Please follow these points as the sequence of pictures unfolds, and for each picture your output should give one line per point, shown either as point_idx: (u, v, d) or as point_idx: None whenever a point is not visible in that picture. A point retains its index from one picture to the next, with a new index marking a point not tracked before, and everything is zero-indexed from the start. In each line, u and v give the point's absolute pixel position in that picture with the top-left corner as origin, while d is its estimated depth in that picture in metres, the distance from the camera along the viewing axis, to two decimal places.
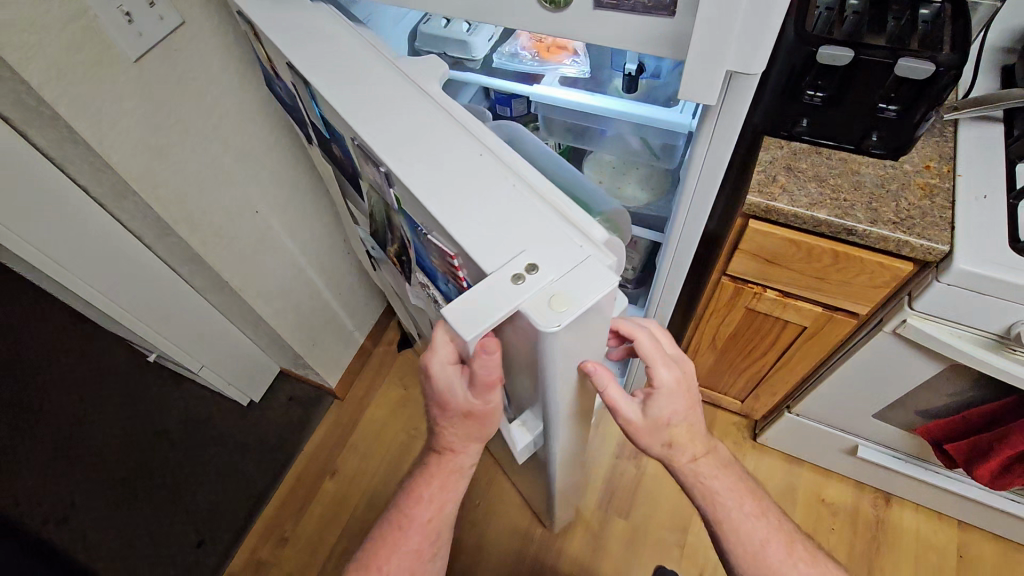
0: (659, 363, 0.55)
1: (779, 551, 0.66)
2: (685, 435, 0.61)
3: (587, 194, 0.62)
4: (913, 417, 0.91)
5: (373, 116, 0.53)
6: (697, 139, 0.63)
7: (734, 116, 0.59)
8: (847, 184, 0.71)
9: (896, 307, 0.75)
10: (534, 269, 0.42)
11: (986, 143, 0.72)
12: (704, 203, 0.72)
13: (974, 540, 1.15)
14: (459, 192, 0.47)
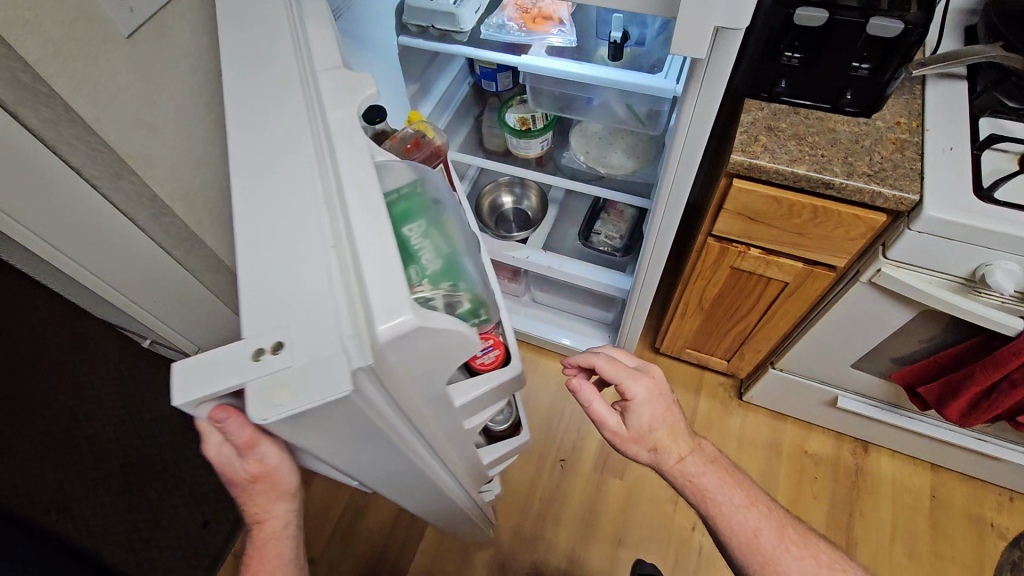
0: (625, 377, 0.66)
1: (770, 538, 0.69)
2: (670, 436, 0.69)
3: (462, 266, 0.53)
4: (888, 364, 0.97)
5: (255, 106, 0.43)
6: (686, 93, 0.67)
7: (720, 70, 0.62)
8: (825, 141, 0.74)
9: (871, 258, 0.79)
10: (278, 347, 0.32)
11: (952, 99, 0.77)
12: (692, 160, 0.76)
13: (946, 481, 1.22)
14: (268, 229, 0.36)
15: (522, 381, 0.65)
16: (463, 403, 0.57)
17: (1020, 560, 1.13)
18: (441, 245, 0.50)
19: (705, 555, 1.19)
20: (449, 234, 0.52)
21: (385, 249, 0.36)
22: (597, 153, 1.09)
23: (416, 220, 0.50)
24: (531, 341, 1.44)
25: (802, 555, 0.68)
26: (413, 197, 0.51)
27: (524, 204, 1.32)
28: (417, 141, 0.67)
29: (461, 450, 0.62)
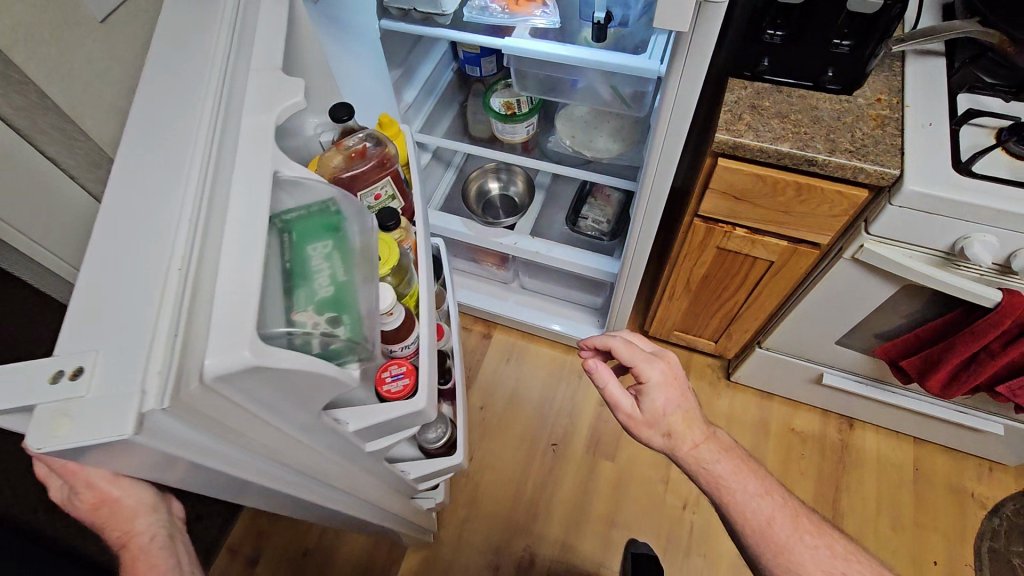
0: (641, 361, 0.72)
1: (784, 527, 0.68)
2: (685, 422, 0.72)
3: (356, 297, 0.49)
4: (872, 340, 0.99)
5: (164, 105, 0.43)
6: (670, 71, 0.66)
7: (703, 45, 0.62)
8: (807, 118, 0.75)
9: (854, 235, 0.81)
10: (76, 373, 0.31)
11: (930, 75, 0.78)
12: (677, 137, 0.75)
13: (928, 454, 1.25)
14: (119, 243, 0.36)
15: (424, 418, 0.62)
16: (356, 430, 0.56)
17: (999, 528, 1.17)
18: (340, 274, 0.49)
19: (696, 533, 1.21)
20: (354, 266, 0.51)
21: (231, 294, 0.37)
22: (582, 137, 1.09)
23: (325, 243, 0.49)
24: (520, 327, 1.45)
25: (815, 545, 0.67)
26: (330, 218, 0.50)
27: (511, 189, 1.33)
28: (363, 151, 0.67)
29: (358, 472, 0.62)
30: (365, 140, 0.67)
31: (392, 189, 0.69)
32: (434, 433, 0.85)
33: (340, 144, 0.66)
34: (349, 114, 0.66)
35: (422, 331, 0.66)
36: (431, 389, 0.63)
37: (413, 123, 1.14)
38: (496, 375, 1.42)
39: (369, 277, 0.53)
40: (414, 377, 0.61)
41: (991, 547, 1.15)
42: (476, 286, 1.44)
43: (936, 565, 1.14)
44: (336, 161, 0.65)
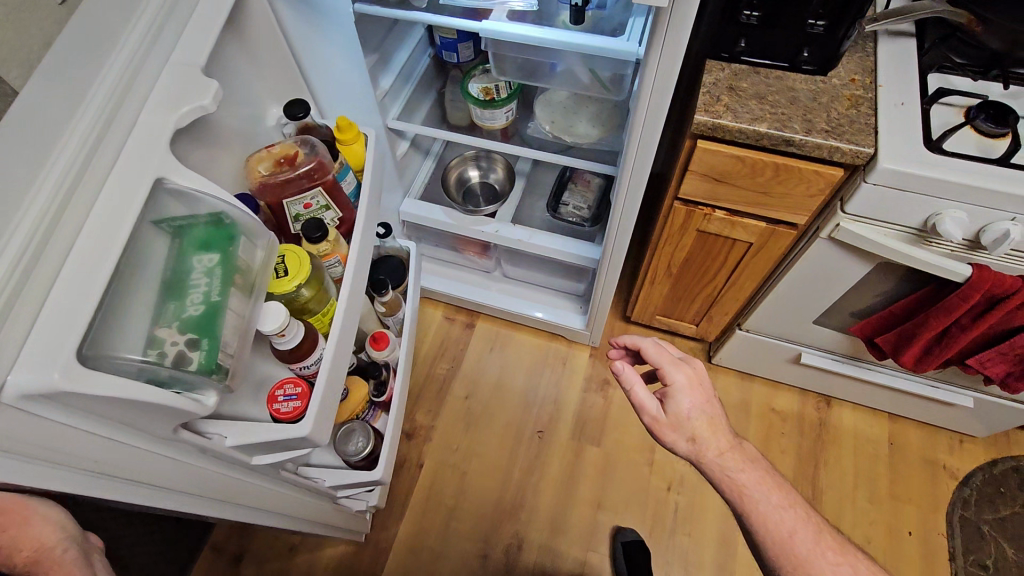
0: (671, 366, 0.76)
1: (806, 540, 0.71)
2: (711, 430, 0.74)
3: (224, 321, 0.52)
4: (848, 318, 1.01)
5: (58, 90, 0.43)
6: (647, 58, 0.67)
7: (681, 26, 0.62)
8: (784, 99, 0.76)
9: (830, 214, 0.82)
10: None
11: (902, 55, 0.79)
12: (656, 119, 0.75)
13: (902, 429, 1.29)
14: None
15: (310, 442, 0.59)
16: (232, 446, 0.55)
17: (970, 497, 1.21)
18: (215, 294, 0.51)
19: (681, 512, 1.23)
20: (233, 287, 0.54)
21: (58, 319, 0.38)
22: (562, 122, 1.09)
23: (209, 258, 0.52)
24: (503, 316, 1.45)
25: (837, 561, 0.70)
26: (221, 234, 0.54)
27: (490, 177, 1.32)
28: (293, 158, 0.63)
29: (240, 481, 0.60)
30: (299, 145, 0.64)
31: (324, 200, 0.64)
32: (355, 443, 0.82)
33: (271, 148, 0.63)
34: (305, 113, 0.66)
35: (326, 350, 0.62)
36: (325, 419, 0.60)
37: (389, 110, 1.12)
38: (480, 363, 1.41)
39: (247, 296, 0.56)
40: (307, 402, 0.59)
41: (962, 515, 1.19)
42: (456, 275, 1.43)
43: (911, 535, 1.18)
44: (263, 166, 0.63)
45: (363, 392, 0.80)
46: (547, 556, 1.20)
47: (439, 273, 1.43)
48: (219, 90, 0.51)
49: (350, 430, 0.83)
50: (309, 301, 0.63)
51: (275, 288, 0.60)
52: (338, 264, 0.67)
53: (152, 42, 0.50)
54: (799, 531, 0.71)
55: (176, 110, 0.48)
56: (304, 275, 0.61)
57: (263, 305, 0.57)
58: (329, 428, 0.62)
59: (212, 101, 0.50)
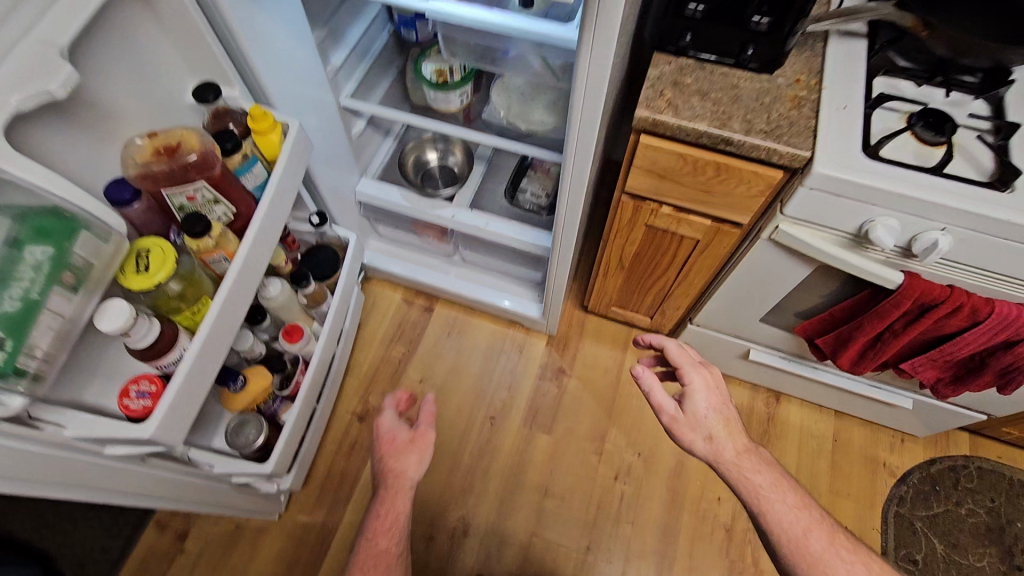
0: (691, 370, 0.86)
1: (821, 540, 0.79)
2: (726, 431, 0.84)
3: (40, 321, 0.49)
4: (792, 318, 1.02)
5: None
6: (580, 50, 0.65)
7: (611, 18, 0.60)
8: (726, 97, 0.75)
9: (771, 216, 0.81)
10: None
11: (850, 57, 0.78)
12: (594, 112, 0.74)
13: (846, 426, 1.31)
14: None
15: (163, 442, 0.58)
16: (71, 437, 0.54)
17: (906, 495, 1.24)
18: (36, 292, 0.49)
19: (626, 502, 1.24)
20: (60, 286, 0.51)
21: None
22: (518, 109, 1.07)
23: (41, 252, 0.50)
24: (461, 301, 1.44)
25: (851, 559, 0.78)
26: (62, 229, 0.51)
27: (449, 160, 1.30)
28: (172, 149, 0.60)
29: (91, 470, 0.59)
30: (181, 137, 0.61)
31: (210, 193, 0.62)
32: (246, 437, 0.83)
33: (153, 137, 0.60)
34: (217, 96, 0.67)
35: (191, 348, 0.59)
36: (177, 422, 0.59)
37: (342, 89, 1.09)
38: (436, 348, 1.41)
39: (72, 296, 0.53)
40: (158, 402, 0.58)
41: (897, 511, 1.22)
42: (415, 258, 1.42)
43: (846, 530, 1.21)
44: (139, 153, 0.60)
45: (266, 381, 0.83)
46: (492, 541, 1.22)
47: (394, 256, 1.42)
48: (73, 74, 0.47)
49: (245, 422, 0.84)
50: (185, 296, 0.61)
51: (130, 285, 0.56)
52: (225, 261, 0.65)
53: (17, 7, 0.46)
54: (810, 525, 0.80)
55: (14, 92, 0.44)
56: (168, 271, 0.57)
57: (103, 304, 0.55)
58: (185, 429, 0.60)
59: (60, 87, 0.46)
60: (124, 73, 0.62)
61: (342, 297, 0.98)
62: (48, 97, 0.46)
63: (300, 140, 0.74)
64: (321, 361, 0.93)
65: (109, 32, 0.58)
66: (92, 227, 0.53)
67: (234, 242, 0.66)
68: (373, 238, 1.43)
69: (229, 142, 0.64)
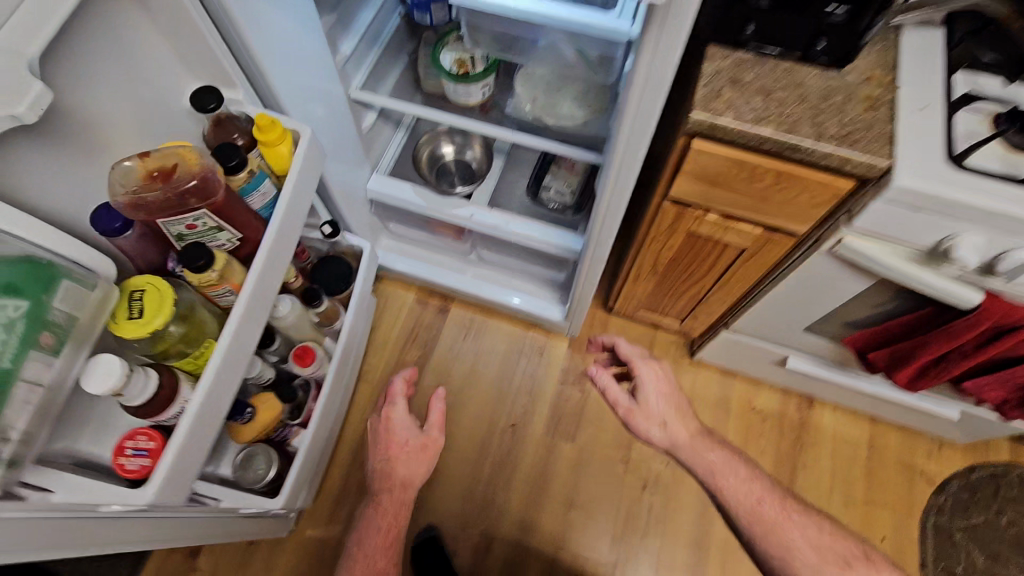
0: (639, 363, 0.96)
1: (772, 507, 0.87)
2: (677, 416, 0.93)
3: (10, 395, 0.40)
4: (841, 329, 0.95)
5: None
6: (637, 59, 0.56)
7: (679, 24, 0.51)
8: (792, 97, 0.66)
9: (832, 227, 0.74)
10: None
11: (926, 49, 0.69)
12: (645, 129, 0.65)
13: (883, 432, 1.26)
14: None
15: (164, 502, 0.52)
16: (63, 502, 0.47)
17: (945, 504, 1.19)
18: (8, 360, 0.39)
19: (654, 513, 1.20)
20: (35, 350, 0.42)
21: None
22: (544, 101, 0.98)
23: (13, 307, 0.40)
24: (477, 302, 1.37)
25: (802, 523, 0.86)
26: (39, 277, 0.42)
27: (467, 154, 1.20)
28: (167, 173, 0.51)
29: (90, 531, 0.53)
30: (177, 158, 0.52)
31: (213, 222, 0.54)
32: (256, 471, 0.79)
33: (145, 157, 0.51)
34: (217, 102, 0.59)
35: (193, 398, 0.53)
36: (178, 482, 0.53)
37: (351, 79, 1.00)
38: (453, 350, 1.35)
39: (53, 360, 0.43)
40: (157, 461, 0.52)
41: (936, 522, 1.18)
42: (429, 257, 1.34)
43: (883, 541, 1.17)
44: (130, 179, 0.51)
45: (274, 413, 0.77)
46: (516, 554, 1.18)
47: (406, 255, 1.35)
48: (44, 91, 0.40)
49: (252, 455, 0.80)
50: (190, 337, 0.54)
51: (122, 331, 0.48)
52: (231, 293, 0.58)
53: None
54: (765, 500, 0.88)
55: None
56: (168, 317, 0.49)
57: (91, 360, 0.46)
58: (188, 484, 0.54)
59: (29, 110, 0.39)
60: (106, 81, 0.54)
61: (355, 311, 0.92)
62: (14, 122, 0.40)
63: (313, 150, 0.66)
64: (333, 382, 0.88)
65: (83, 37, 0.50)
66: (70, 273, 0.44)
67: (239, 272, 0.58)
68: (384, 236, 1.34)
69: (233, 159, 0.56)
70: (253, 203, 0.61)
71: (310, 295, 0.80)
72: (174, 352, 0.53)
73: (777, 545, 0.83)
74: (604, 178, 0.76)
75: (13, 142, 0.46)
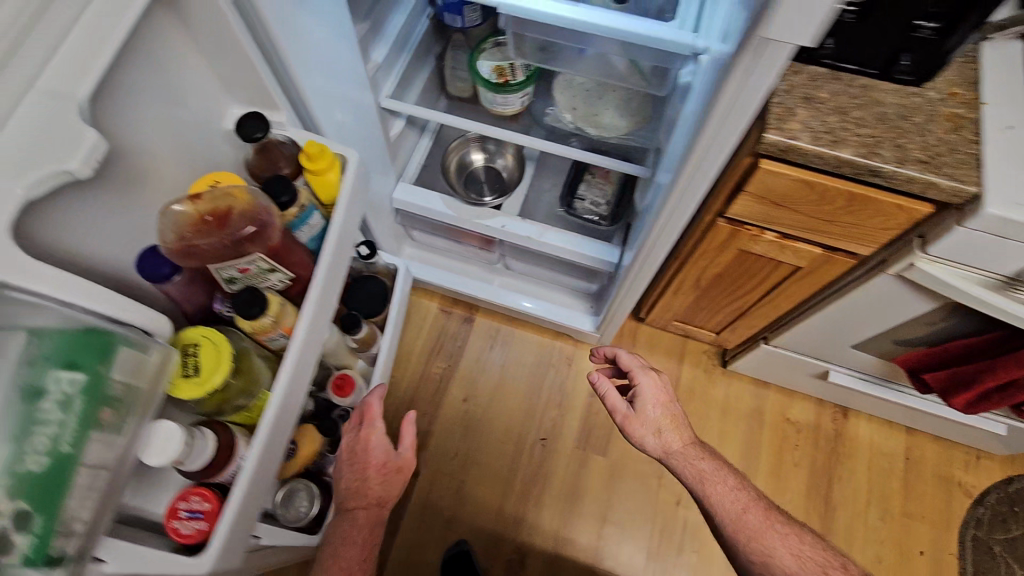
0: (639, 372, 0.98)
1: (756, 518, 0.88)
2: (671, 425, 0.95)
3: (71, 480, 0.38)
4: (892, 347, 0.92)
5: None
6: (718, 92, 0.52)
7: (771, 61, 0.48)
8: (870, 115, 0.62)
9: (903, 250, 0.70)
10: None
11: (1009, 64, 0.66)
12: (715, 158, 0.61)
13: (919, 443, 1.24)
14: None
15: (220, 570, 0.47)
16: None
17: (984, 517, 1.18)
18: (66, 442, 0.38)
19: (689, 529, 1.18)
20: (96, 427, 0.40)
21: None
22: (584, 111, 0.93)
23: (72, 383, 0.39)
24: (504, 312, 1.34)
25: (785, 534, 0.87)
26: (99, 348, 0.40)
27: (498, 162, 1.18)
28: (221, 217, 0.48)
29: None
30: (229, 199, 0.48)
31: (266, 264, 0.50)
32: (297, 508, 0.75)
33: (196, 199, 0.47)
34: (265, 130, 0.54)
35: (248, 457, 0.49)
36: (234, 546, 0.49)
37: (382, 88, 0.95)
38: (479, 361, 1.32)
39: (117, 434, 0.42)
40: (213, 523, 0.48)
41: (975, 535, 1.16)
42: (455, 266, 1.30)
43: (922, 555, 1.15)
44: (181, 223, 0.47)
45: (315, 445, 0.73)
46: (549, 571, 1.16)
47: (430, 264, 1.30)
48: (99, 139, 0.37)
49: (293, 491, 0.76)
50: (240, 387, 0.51)
51: (182, 392, 0.47)
52: (283, 336, 0.54)
53: (14, 50, 0.34)
54: (750, 509, 0.89)
55: (27, 173, 0.34)
56: (225, 371, 0.48)
57: (153, 427, 0.45)
58: (244, 547, 0.51)
59: (83, 164, 0.36)
60: (141, 109, 0.48)
61: (392, 333, 0.88)
62: (66, 177, 0.36)
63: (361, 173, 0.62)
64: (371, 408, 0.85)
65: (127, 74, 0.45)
66: (132, 337, 0.42)
67: (291, 314, 0.55)
68: (407, 244, 1.30)
69: (285, 195, 0.53)
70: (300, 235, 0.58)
71: (349, 321, 0.76)
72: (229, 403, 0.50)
73: (759, 551, 0.85)
74: (664, 199, 0.71)
75: (59, 193, 0.42)
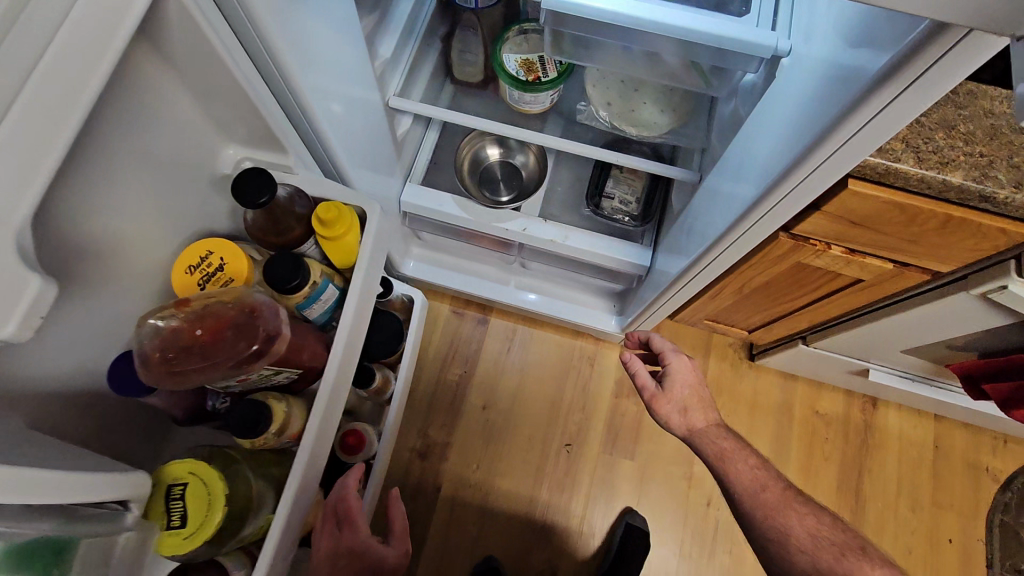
0: (670, 352, 0.94)
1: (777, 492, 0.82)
2: (698, 405, 0.91)
3: None
4: (948, 353, 0.87)
5: None
6: (843, 126, 0.45)
7: (918, 101, 0.40)
8: (981, 129, 0.53)
9: (990, 273, 0.64)
10: None
11: None
12: (817, 185, 0.55)
13: (947, 430, 1.22)
14: None
15: None
16: None
17: (1011, 501, 1.18)
18: None
19: (721, 530, 1.16)
20: None
21: None
22: (620, 106, 0.83)
23: None
24: (520, 313, 1.27)
25: (804, 513, 0.79)
26: (57, 554, 0.44)
27: (515, 159, 1.08)
28: (214, 334, 0.52)
29: None
30: (217, 317, 0.52)
31: (269, 370, 0.54)
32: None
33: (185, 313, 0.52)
34: (269, 196, 0.53)
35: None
36: None
37: (388, 85, 0.83)
38: (497, 365, 1.26)
39: None
40: None
41: (1002, 519, 1.17)
42: (467, 267, 1.21)
43: (951, 543, 1.15)
44: (169, 337, 0.51)
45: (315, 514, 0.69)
46: None
47: (441, 266, 1.21)
48: (44, 288, 0.36)
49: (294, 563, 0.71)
50: (237, 515, 0.55)
51: (165, 546, 0.51)
52: (288, 441, 0.58)
53: None
54: (770, 488, 0.82)
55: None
56: (219, 509, 0.52)
57: None
58: None
59: (19, 327, 0.35)
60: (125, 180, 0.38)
61: (409, 372, 0.80)
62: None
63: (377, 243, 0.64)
64: (385, 460, 0.79)
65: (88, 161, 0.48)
66: (86, 532, 0.47)
67: (298, 417, 0.59)
68: (414, 244, 1.20)
69: (295, 278, 0.55)
70: (312, 311, 0.61)
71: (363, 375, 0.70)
72: (227, 541, 0.54)
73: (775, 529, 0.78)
74: (747, 214, 0.63)
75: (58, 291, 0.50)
